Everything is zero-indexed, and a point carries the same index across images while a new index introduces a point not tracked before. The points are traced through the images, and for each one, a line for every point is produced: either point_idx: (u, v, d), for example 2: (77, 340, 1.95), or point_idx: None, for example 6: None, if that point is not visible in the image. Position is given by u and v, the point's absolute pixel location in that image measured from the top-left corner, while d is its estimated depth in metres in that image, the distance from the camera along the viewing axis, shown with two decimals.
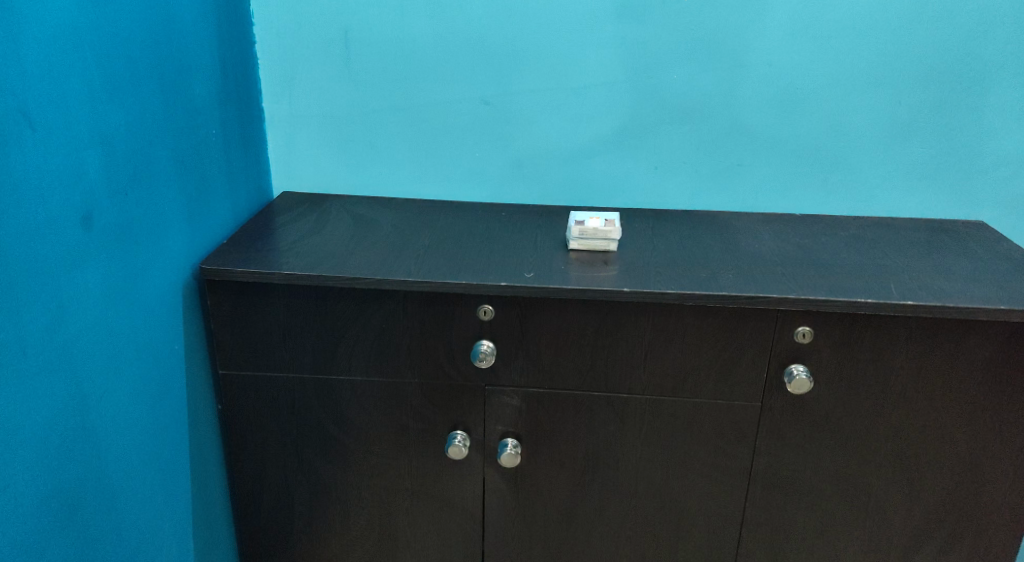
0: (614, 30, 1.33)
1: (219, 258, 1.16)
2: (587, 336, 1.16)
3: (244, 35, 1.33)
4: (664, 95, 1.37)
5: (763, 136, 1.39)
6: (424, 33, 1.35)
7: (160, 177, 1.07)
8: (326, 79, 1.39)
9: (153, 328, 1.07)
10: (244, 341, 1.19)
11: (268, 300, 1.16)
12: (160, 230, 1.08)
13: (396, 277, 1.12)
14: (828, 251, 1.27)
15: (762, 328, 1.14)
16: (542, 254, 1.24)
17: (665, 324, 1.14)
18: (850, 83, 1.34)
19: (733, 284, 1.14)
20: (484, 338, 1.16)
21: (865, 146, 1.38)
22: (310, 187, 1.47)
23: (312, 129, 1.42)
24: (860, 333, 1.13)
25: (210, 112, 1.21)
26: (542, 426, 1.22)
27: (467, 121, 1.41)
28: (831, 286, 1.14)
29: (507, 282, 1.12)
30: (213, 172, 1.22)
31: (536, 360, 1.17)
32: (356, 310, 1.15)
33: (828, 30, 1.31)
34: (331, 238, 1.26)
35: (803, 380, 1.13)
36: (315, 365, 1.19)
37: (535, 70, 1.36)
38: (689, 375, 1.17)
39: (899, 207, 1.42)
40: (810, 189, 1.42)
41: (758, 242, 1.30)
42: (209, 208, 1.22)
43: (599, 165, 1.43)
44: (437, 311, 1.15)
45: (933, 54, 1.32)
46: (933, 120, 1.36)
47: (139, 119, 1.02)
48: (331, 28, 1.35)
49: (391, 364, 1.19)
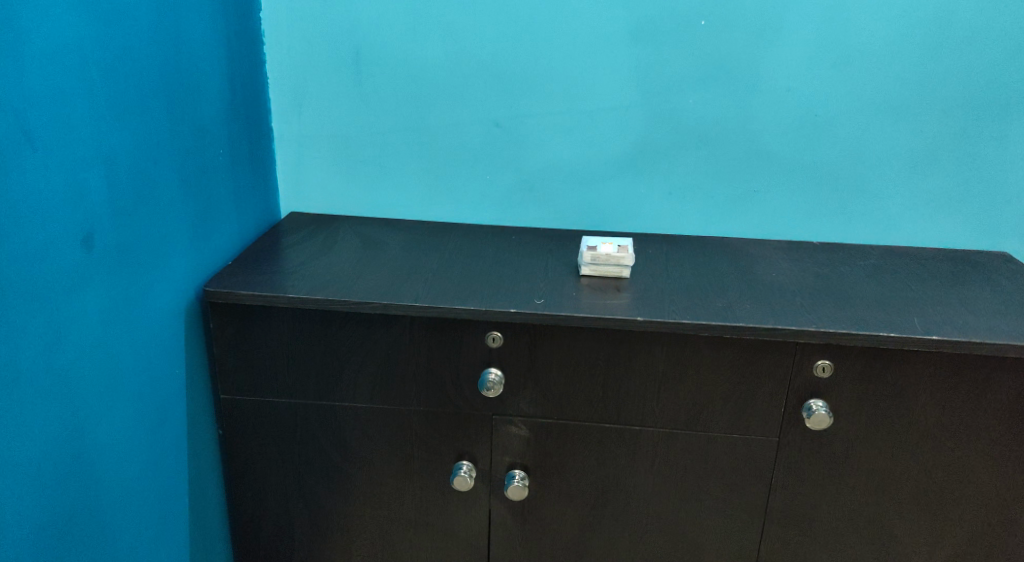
0: (629, 53, 1.31)
1: (223, 280, 1.14)
2: (599, 366, 1.12)
3: (255, 54, 1.32)
4: (679, 119, 1.34)
5: (782, 162, 1.36)
6: (436, 55, 1.33)
7: (164, 197, 1.05)
8: (337, 100, 1.37)
9: (153, 352, 1.04)
10: (246, 366, 1.16)
11: (271, 324, 1.13)
12: (163, 252, 1.06)
13: (404, 302, 1.09)
14: (848, 282, 1.23)
15: (780, 361, 1.10)
16: (553, 279, 1.21)
17: (679, 354, 1.11)
18: (871, 110, 1.31)
19: (750, 315, 1.10)
20: (493, 367, 1.13)
21: (885, 174, 1.35)
22: (319, 207, 1.45)
23: (322, 150, 1.41)
24: (882, 368, 1.09)
25: (218, 131, 1.19)
26: (551, 458, 1.19)
27: (479, 144, 1.38)
28: (852, 318, 1.10)
29: (517, 308, 1.09)
30: (219, 193, 1.20)
31: (546, 389, 1.14)
32: (361, 336, 1.12)
33: (848, 57, 1.28)
34: (338, 260, 1.24)
35: (822, 415, 1.09)
36: (318, 390, 1.16)
37: (548, 94, 1.34)
38: (703, 407, 1.13)
39: (921, 236, 1.39)
40: (829, 217, 1.39)
41: (776, 270, 1.27)
42: (215, 229, 1.19)
43: (613, 189, 1.40)
44: (444, 338, 1.12)
45: (955, 82, 1.29)
46: (955, 150, 1.32)
47: (145, 140, 1.00)
48: (342, 48, 1.33)
49: (397, 391, 1.15)
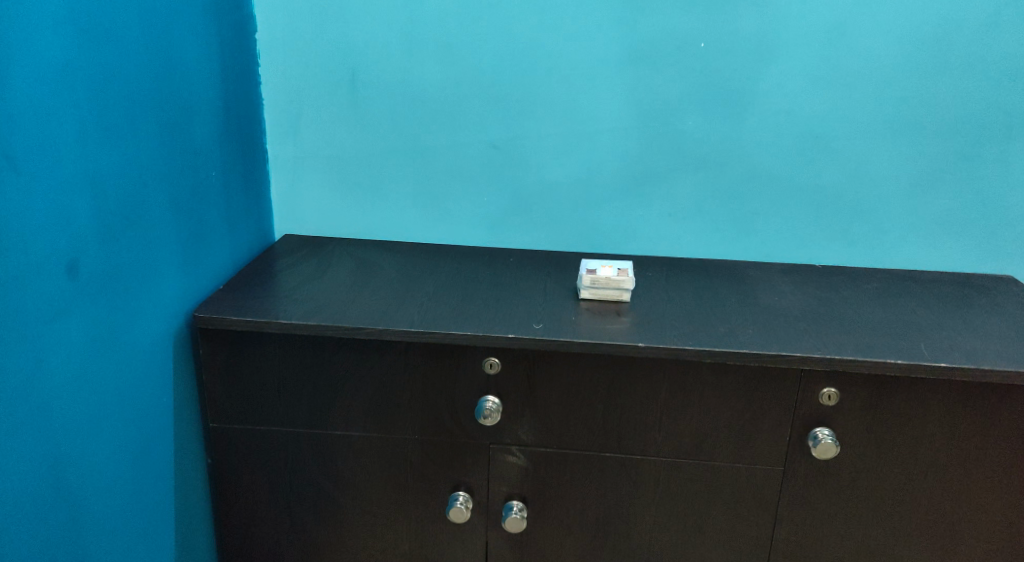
0: (627, 75, 1.29)
1: (214, 305, 1.11)
2: (598, 394, 1.09)
3: (250, 75, 1.30)
4: (679, 141, 1.33)
5: (783, 184, 1.34)
6: (433, 77, 1.31)
7: (154, 221, 1.03)
8: (332, 121, 1.35)
9: (139, 380, 1.01)
10: (236, 394, 1.13)
11: (262, 351, 1.10)
12: (152, 277, 1.03)
13: (399, 327, 1.07)
14: (852, 306, 1.21)
15: (785, 388, 1.07)
16: (552, 303, 1.18)
17: (681, 381, 1.08)
18: (870, 132, 1.30)
19: (754, 340, 1.08)
20: (490, 394, 1.10)
21: (886, 198, 1.33)
22: (314, 229, 1.43)
23: (317, 171, 1.38)
24: (890, 396, 1.06)
25: (211, 153, 1.17)
26: (550, 488, 1.15)
27: (476, 166, 1.36)
28: (858, 344, 1.08)
29: (515, 333, 1.06)
30: (211, 216, 1.18)
31: (544, 417, 1.11)
32: (355, 362, 1.10)
33: (849, 78, 1.27)
34: (332, 284, 1.21)
35: (828, 444, 1.05)
36: (310, 419, 1.13)
37: (545, 116, 1.33)
38: (706, 436, 1.10)
39: (923, 259, 1.37)
40: (830, 240, 1.37)
41: (779, 294, 1.25)
42: (206, 253, 1.17)
43: (611, 212, 1.38)
44: (440, 364, 1.09)
45: (957, 105, 1.27)
46: (957, 173, 1.31)
47: (134, 162, 0.98)
48: (338, 69, 1.32)
49: (391, 419, 1.12)
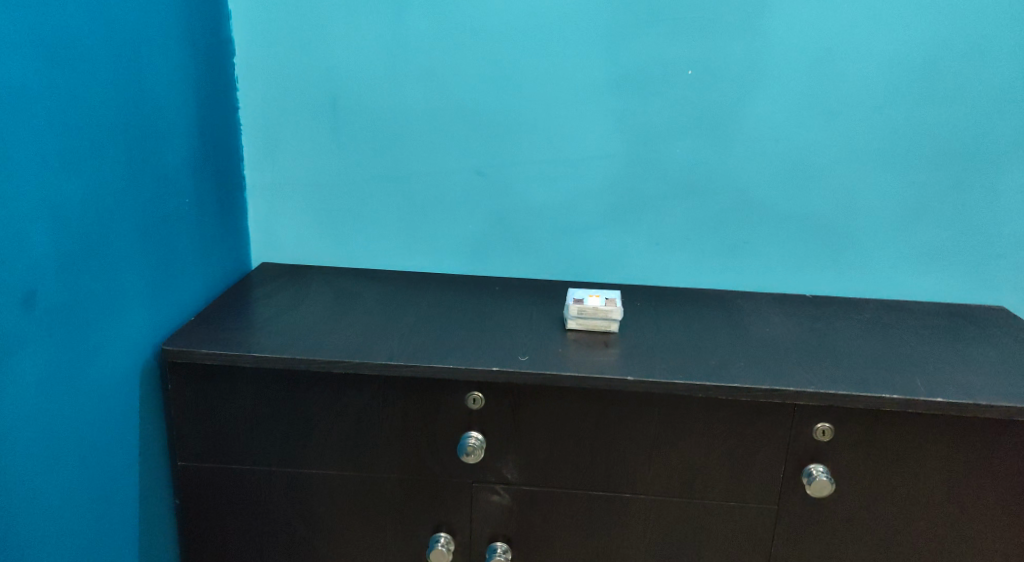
0: (613, 102, 1.27)
1: (184, 337, 1.07)
2: (586, 430, 1.05)
3: (227, 99, 1.27)
4: (666, 169, 1.30)
5: (773, 213, 1.32)
6: (416, 103, 1.28)
7: (120, 252, 0.99)
8: (312, 147, 1.32)
9: (100, 418, 0.96)
10: (206, 430, 1.08)
11: (234, 385, 1.06)
12: (117, 309, 0.99)
13: (377, 360, 1.02)
14: (845, 338, 1.18)
15: (777, 424, 1.04)
16: (538, 334, 1.14)
17: (671, 417, 1.04)
18: (860, 161, 1.28)
19: (746, 374, 1.04)
20: (472, 430, 1.06)
21: (877, 227, 1.31)
22: (292, 257, 1.39)
23: (296, 198, 1.35)
24: (885, 432, 1.03)
25: (184, 180, 1.13)
26: (535, 529, 1.11)
27: (460, 194, 1.33)
28: (851, 377, 1.04)
29: (498, 366, 1.02)
30: (182, 245, 1.14)
31: (529, 454, 1.07)
32: (331, 397, 1.05)
33: (837, 107, 1.25)
34: (310, 315, 1.17)
35: (823, 481, 1.02)
36: (284, 457, 1.08)
37: (531, 142, 1.30)
38: (697, 474, 1.06)
39: (915, 290, 1.34)
40: (821, 269, 1.34)
41: (770, 325, 1.22)
42: (177, 283, 1.13)
43: (598, 240, 1.35)
44: (420, 399, 1.05)
45: (946, 134, 1.26)
46: (947, 202, 1.29)
47: (99, 190, 0.94)
48: (318, 94, 1.29)
49: (369, 457, 1.08)
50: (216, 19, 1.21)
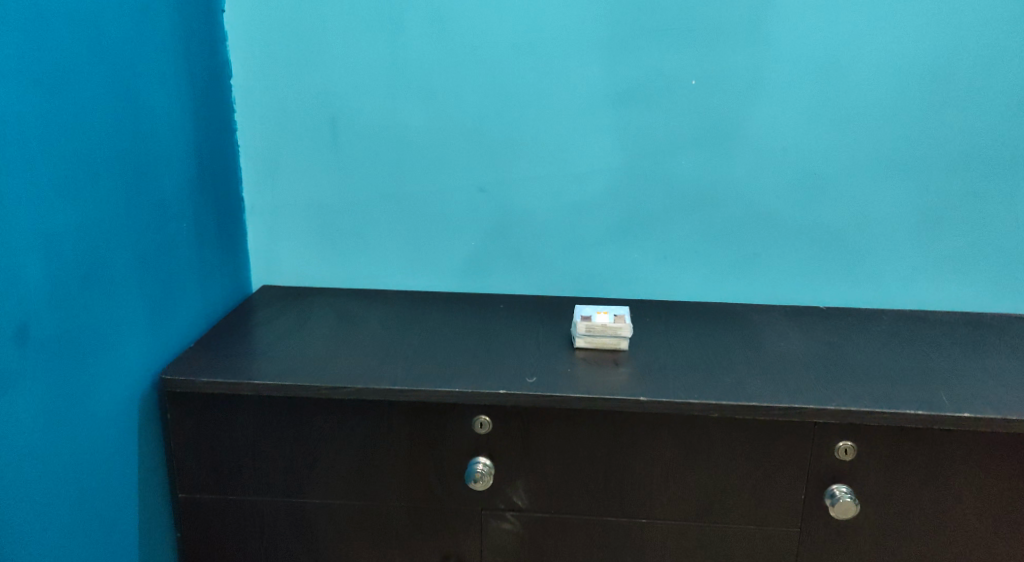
0: (617, 114, 1.24)
1: (183, 366, 1.04)
2: (599, 453, 1.02)
3: (225, 121, 1.24)
4: (673, 182, 1.27)
5: (784, 223, 1.28)
6: (417, 120, 1.26)
7: (117, 280, 0.96)
8: (312, 167, 1.29)
9: (97, 453, 0.93)
10: (206, 461, 1.05)
11: (234, 415, 1.02)
12: (113, 340, 0.96)
13: (381, 386, 0.99)
14: (863, 351, 1.14)
15: (797, 444, 1.00)
16: (546, 354, 1.11)
17: (687, 438, 1.00)
18: (872, 168, 1.24)
19: (763, 392, 1.00)
20: (481, 456, 1.02)
21: (891, 236, 1.28)
22: (294, 280, 1.36)
23: (297, 220, 1.32)
24: (911, 450, 0.99)
25: (183, 204, 1.11)
26: (547, 557, 1.07)
27: (463, 212, 1.30)
28: (874, 393, 1.01)
29: (506, 390, 0.99)
30: (181, 270, 1.11)
31: (540, 479, 1.03)
32: (334, 424, 1.02)
33: (848, 114, 1.22)
34: (312, 339, 1.14)
35: (847, 502, 0.98)
36: (287, 487, 1.05)
37: (534, 157, 1.27)
38: (715, 497, 1.03)
39: (933, 299, 1.30)
40: (834, 281, 1.31)
41: (785, 340, 1.18)
42: (177, 311, 1.10)
43: (605, 255, 1.32)
44: (427, 425, 1.01)
45: (961, 140, 1.22)
46: (964, 209, 1.25)
47: (94, 217, 0.91)
48: (318, 113, 1.26)
49: (375, 486, 1.04)
50: (212, 40, 1.19)
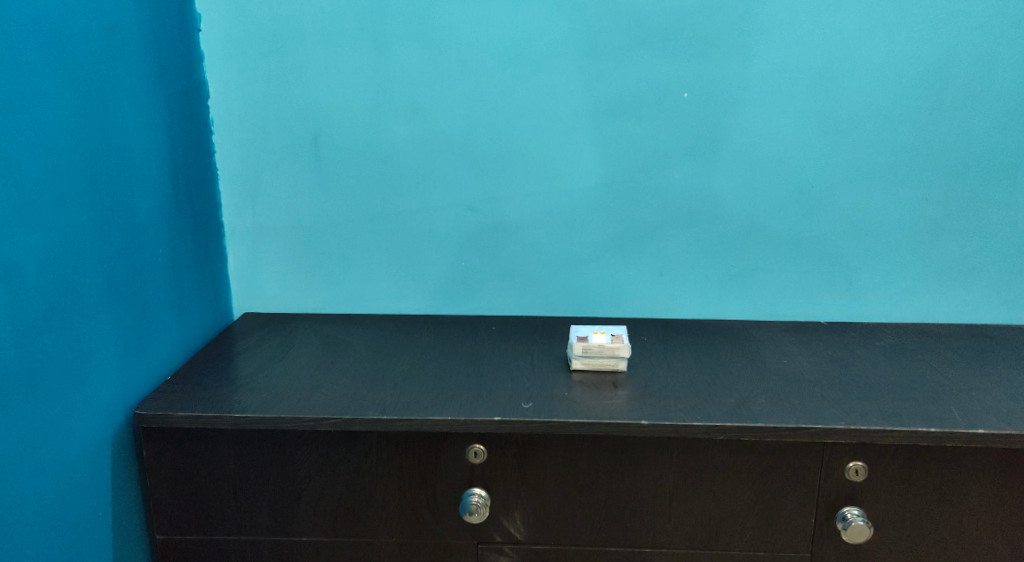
0: (607, 129, 1.21)
1: (159, 399, 0.99)
2: (599, 480, 0.97)
3: (202, 143, 1.20)
4: (667, 197, 1.24)
5: (781, 236, 1.25)
6: (402, 138, 1.22)
7: (87, 310, 0.91)
8: (293, 188, 1.25)
9: (67, 493, 0.88)
10: (185, 500, 0.99)
11: (214, 450, 0.97)
12: (84, 373, 0.91)
13: (369, 416, 0.94)
14: (868, 366, 1.10)
15: (806, 465, 0.95)
16: (541, 376, 1.06)
17: (691, 462, 0.96)
18: (870, 178, 1.21)
19: (769, 412, 0.96)
20: (476, 486, 0.97)
21: (891, 247, 1.24)
22: (276, 305, 1.31)
23: (279, 243, 1.27)
24: (925, 469, 0.95)
25: (158, 229, 1.06)
26: None
27: (451, 231, 1.26)
28: (884, 410, 0.96)
29: (500, 416, 0.94)
30: (157, 299, 1.06)
31: (538, 509, 0.98)
32: (320, 457, 0.97)
33: (844, 123, 1.19)
34: (295, 368, 1.09)
35: (860, 525, 0.94)
36: (272, 525, 0.99)
37: (523, 174, 1.23)
38: (722, 523, 0.98)
39: (936, 311, 1.27)
40: (834, 294, 1.27)
41: (787, 357, 1.14)
42: (152, 340, 1.05)
43: (599, 272, 1.28)
44: (418, 455, 0.96)
45: (960, 147, 1.19)
46: (965, 217, 1.22)
47: (61, 244, 0.87)
48: (298, 132, 1.22)
49: (364, 521, 0.99)
50: (188, 60, 1.15)
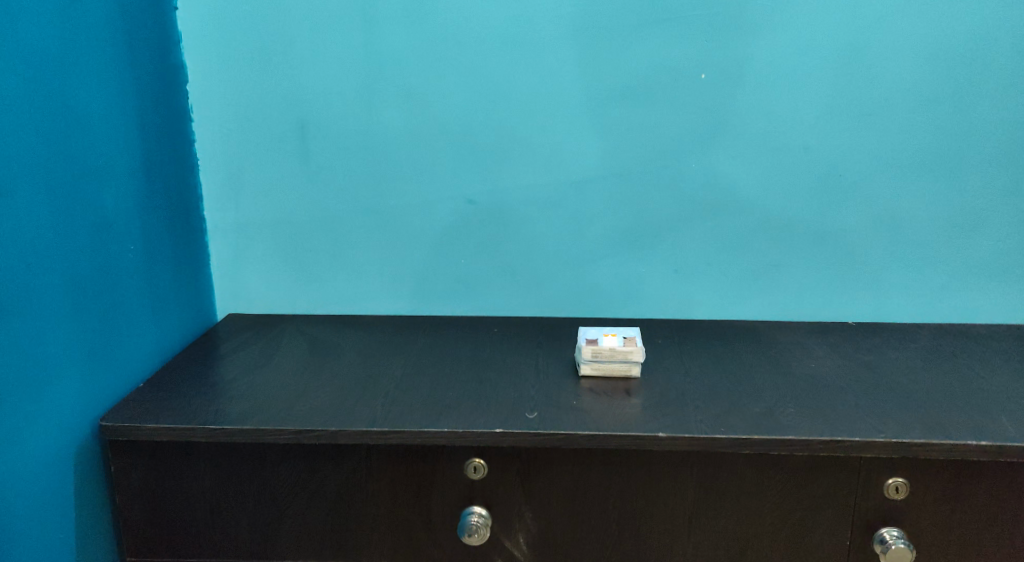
0: (616, 114, 1.12)
1: (129, 409, 0.90)
2: (611, 498, 0.88)
3: (181, 131, 1.12)
4: (680, 188, 1.14)
5: (806, 230, 1.15)
6: (395, 125, 1.13)
7: (45, 312, 0.83)
8: (280, 181, 1.17)
9: (22, 513, 0.80)
10: (159, 518, 0.91)
11: (189, 464, 0.89)
12: (42, 381, 0.83)
13: (356, 428, 0.85)
14: (904, 371, 1.01)
15: (841, 482, 0.86)
16: (547, 383, 0.98)
17: (713, 478, 0.87)
18: (902, 167, 1.12)
19: (798, 422, 0.87)
20: (475, 505, 0.88)
21: (926, 241, 1.15)
22: (263, 306, 1.23)
23: (265, 239, 1.19)
24: (973, 486, 0.85)
25: (129, 224, 0.98)
26: None
27: (448, 225, 1.18)
28: (927, 421, 0.87)
29: (501, 427, 0.85)
30: (128, 300, 0.98)
31: (544, 529, 0.89)
32: (305, 472, 0.88)
33: (875, 107, 1.10)
34: (279, 374, 1.00)
35: (902, 549, 0.84)
36: (253, 545, 0.91)
37: (525, 164, 1.15)
38: (746, 545, 0.89)
39: (974, 311, 1.17)
40: (864, 293, 1.18)
41: (814, 361, 1.05)
42: (123, 344, 0.97)
43: (609, 270, 1.19)
44: (411, 470, 0.88)
45: (1002, 133, 1.10)
46: (1007, 209, 1.12)
47: (12, 238, 0.78)
48: (284, 120, 1.14)
49: (352, 540, 0.90)
50: (163, 42, 1.07)
